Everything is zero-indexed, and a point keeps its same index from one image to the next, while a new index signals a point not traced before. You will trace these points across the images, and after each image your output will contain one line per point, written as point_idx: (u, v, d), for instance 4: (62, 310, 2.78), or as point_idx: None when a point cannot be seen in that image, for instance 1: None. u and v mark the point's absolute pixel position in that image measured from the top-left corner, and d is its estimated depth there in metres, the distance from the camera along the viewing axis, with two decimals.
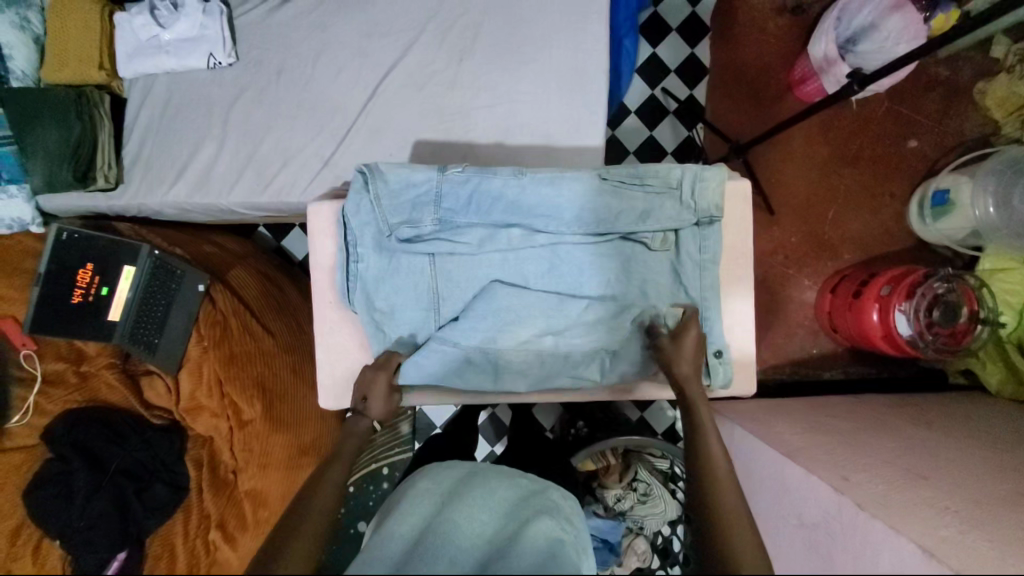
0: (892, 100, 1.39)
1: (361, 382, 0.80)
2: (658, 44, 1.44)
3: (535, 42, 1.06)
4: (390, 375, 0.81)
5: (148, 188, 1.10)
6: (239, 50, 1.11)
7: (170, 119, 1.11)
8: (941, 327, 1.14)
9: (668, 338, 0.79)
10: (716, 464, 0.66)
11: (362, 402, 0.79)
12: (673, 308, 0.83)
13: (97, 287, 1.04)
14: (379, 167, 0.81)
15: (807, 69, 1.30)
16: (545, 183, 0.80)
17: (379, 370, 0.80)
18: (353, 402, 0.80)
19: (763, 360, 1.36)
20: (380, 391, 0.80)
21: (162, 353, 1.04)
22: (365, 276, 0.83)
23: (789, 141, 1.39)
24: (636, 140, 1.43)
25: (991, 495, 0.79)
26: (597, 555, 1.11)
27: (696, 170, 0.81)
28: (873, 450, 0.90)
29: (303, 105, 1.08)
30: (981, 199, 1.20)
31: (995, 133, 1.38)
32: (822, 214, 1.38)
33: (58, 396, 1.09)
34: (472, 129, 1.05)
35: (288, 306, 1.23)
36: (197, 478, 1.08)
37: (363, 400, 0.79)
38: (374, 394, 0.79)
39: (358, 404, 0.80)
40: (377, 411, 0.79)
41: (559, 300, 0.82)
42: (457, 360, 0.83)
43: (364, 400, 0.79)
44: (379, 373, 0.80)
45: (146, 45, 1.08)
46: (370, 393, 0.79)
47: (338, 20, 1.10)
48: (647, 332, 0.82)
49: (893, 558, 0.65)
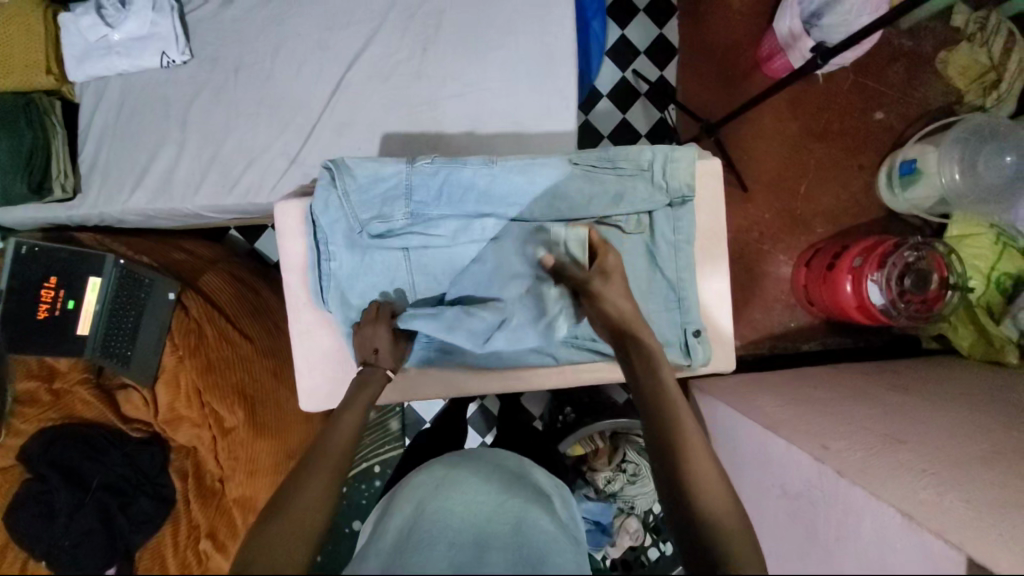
0: (858, 73, 1.41)
1: (364, 335, 0.77)
2: (626, 25, 1.43)
3: (500, 27, 1.05)
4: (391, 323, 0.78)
5: (108, 196, 1.06)
6: (194, 46, 1.07)
7: (127, 123, 1.07)
8: (912, 294, 1.16)
9: (595, 273, 0.74)
10: (695, 453, 0.58)
11: (371, 355, 0.76)
12: (574, 229, 0.78)
13: (63, 300, 1.01)
14: (346, 161, 0.79)
15: (773, 46, 1.30)
16: (516, 170, 0.79)
17: (379, 318, 0.78)
18: (361, 356, 0.76)
19: (744, 336, 1.38)
20: (384, 339, 0.77)
21: (137, 364, 1.01)
22: (339, 275, 0.81)
23: (759, 117, 1.40)
24: (609, 122, 1.43)
25: (967, 452, 0.81)
26: (591, 538, 1.13)
27: (667, 150, 0.80)
28: (852, 418, 0.93)
29: (266, 102, 1.05)
30: (947, 167, 1.22)
31: (958, 101, 1.40)
32: (794, 189, 1.39)
33: (32, 415, 1.05)
34: (442, 119, 1.03)
35: (264, 309, 1.21)
36: (183, 489, 1.06)
37: (370, 352, 0.76)
38: (380, 342, 0.77)
39: (368, 358, 0.76)
40: (388, 358, 0.76)
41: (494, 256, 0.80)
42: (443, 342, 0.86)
43: (375, 352, 0.76)
44: (379, 323, 0.77)
45: (95, 47, 1.04)
46: (377, 345, 0.76)
47: (296, 12, 1.07)
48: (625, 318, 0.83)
49: (875, 523, 0.68)
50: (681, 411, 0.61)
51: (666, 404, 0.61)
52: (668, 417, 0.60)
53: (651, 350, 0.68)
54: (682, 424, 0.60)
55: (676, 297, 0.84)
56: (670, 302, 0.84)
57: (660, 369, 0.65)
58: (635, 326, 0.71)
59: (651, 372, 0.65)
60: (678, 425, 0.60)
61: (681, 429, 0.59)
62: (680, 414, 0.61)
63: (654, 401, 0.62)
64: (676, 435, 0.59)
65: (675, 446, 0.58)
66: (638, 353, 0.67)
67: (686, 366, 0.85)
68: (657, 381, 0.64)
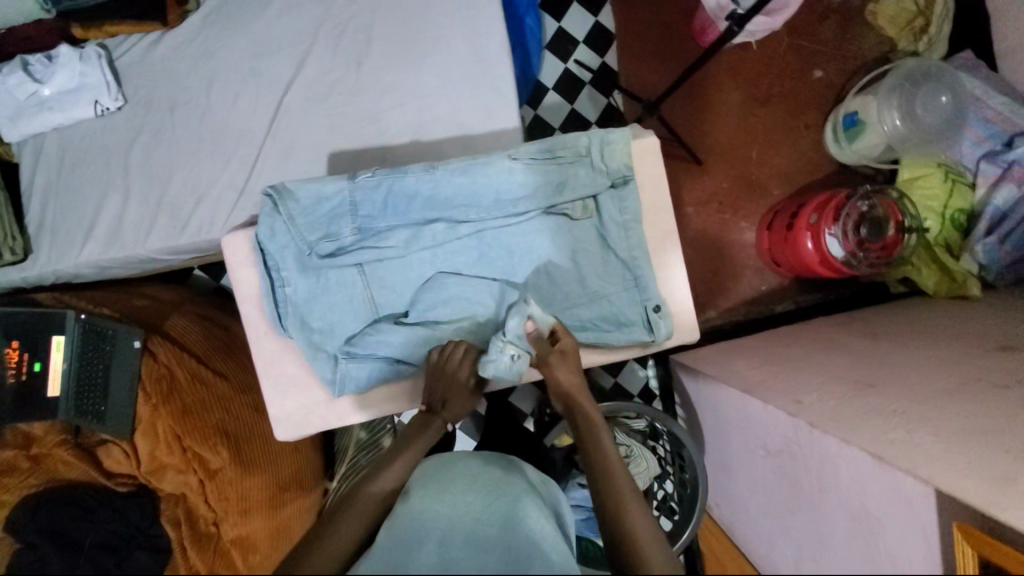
0: (792, 35, 1.43)
1: (435, 383, 0.79)
2: (561, 17, 1.44)
3: (431, 34, 1.05)
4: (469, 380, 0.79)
5: (60, 253, 1.05)
6: (127, 91, 1.07)
7: (70, 177, 1.06)
8: (870, 243, 1.18)
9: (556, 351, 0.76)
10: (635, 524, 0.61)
11: (439, 401, 0.79)
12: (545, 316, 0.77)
13: (29, 363, 1.00)
14: (287, 185, 0.79)
15: (704, 19, 1.32)
16: (458, 173, 0.80)
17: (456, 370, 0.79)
18: (430, 398, 0.80)
19: (719, 305, 1.39)
20: (458, 393, 0.79)
21: (112, 419, 0.99)
22: (295, 300, 0.81)
23: (703, 91, 1.42)
24: (558, 115, 1.44)
25: (935, 386, 0.83)
26: (589, 523, 1.11)
27: (601, 134, 0.82)
28: (823, 369, 0.94)
29: (207, 138, 1.05)
30: (888, 114, 1.24)
31: (891, 49, 1.43)
32: (747, 155, 1.41)
33: (14, 483, 1.03)
34: (385, 132, 1.03)
35: (236, 346, 1.20)
36: (178, 537, 1.02)
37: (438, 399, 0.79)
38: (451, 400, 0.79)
39: (437, 403, 0.79)
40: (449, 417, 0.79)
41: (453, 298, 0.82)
42: (387, 365, 0.84)
43: (444, 402, 0.79)
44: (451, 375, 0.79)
45: (26, 104, 1.03)
46: (448, 397, 0.79)
47: (225, 44, 1.06)
48: (583, 306, 0.85)
49: (851, 468, 0.69)
50: (620, 485, 0.65)
51: (606, 469, 0.67)
52: (609, 481, 0.65)
53: (597, 427, 0.72)
54: (623, 496, 0.64)
55: (633, 276, 0.85)
56: (628, 281, 0.85)
57: (604, 447, 0.69)
58: (578, 399, 0.74)
59: (597, 449, 0.69)
60: (620, 500, 0.63)
61: (622, 502, 0.63)
62: (621, 490, 0.64)
63: (598, 479, 0.66)
64: (617, 511, 0.62)
65: (619, 523, 0.61)
66: (586, 433, 0.71)
67: (651, 342, 0.86)
68: (601, 460, 0.68)
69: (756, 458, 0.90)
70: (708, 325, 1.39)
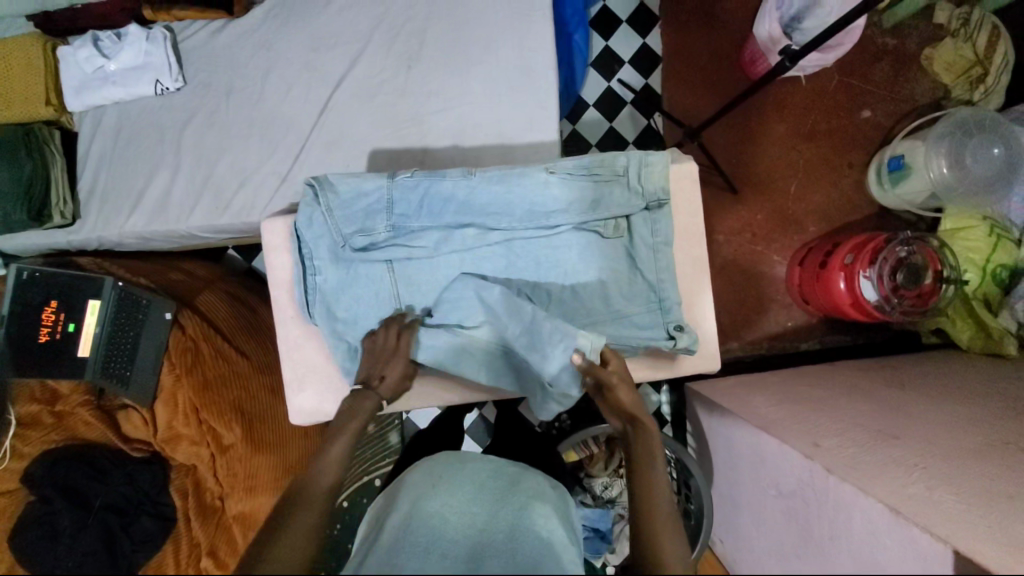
0: (842, 73, 1.41)
1: (376, 358, 0.80)
2: (609, 36, 1.45)
3: (482, 42, 1.07)
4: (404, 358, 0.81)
5: (106, 221, 1.09)
6: (187, 74, 1.11)
7: (124, 149, 1.10)
8: (906, 290, 1.15)
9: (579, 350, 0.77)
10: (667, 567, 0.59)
11: (376, 378, 0.79)
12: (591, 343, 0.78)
13: (64, 323, 1.02)
14: (328, 178, 0.83)
15: (755, 49, 1.32)
16: (494, 181, 0.82)
17: (397, 349, 0.81)
18: (368, 374, 0.79)
19: (742, 337, 1.37)
20: (395, 369, 0.80)
21: (135, 385, 1.02)
22: (324, 288, 0.85)
23: (746, 121, 1.40)
24: (596, 131, 1.45)
25: (957, 448, 0.82)
26: (589, 544, 1.10)
27: (641, 155, 0.84)
28: (845, 415, 0.92)
29: (256, 124, 1.08)
30: (934, 161, 1.21)
31: (944, 95, 1.41)
32: (785, 190, 1.40)
33: (35, 437, 1.06)
34: (427, 134, 1.05)
35: (260, 326, 1.23)
36: (183, 507, 1.05)
37: (376, 376, 0.79)
38: (388, 370, 0.80)
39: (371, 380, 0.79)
40: (387, 390, 0.80)
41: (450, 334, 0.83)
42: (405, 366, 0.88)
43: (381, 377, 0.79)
44: (396, 352, 0.81)
45: (92, 77, 1.08)
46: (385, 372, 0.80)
47: (284, 37, 1.10)
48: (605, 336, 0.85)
49: (863, 519, 0.68)
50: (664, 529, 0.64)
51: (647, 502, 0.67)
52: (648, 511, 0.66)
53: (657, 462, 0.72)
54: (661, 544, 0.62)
55: (657, 299, 0.86)
56: (652, 304, 0.86)
57: (655, 477, 0.70)
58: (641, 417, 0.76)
59: (648, 482, 0.69)
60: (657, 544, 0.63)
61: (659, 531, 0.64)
62: (660, 539, 0.63)
63: (643, 526, 0.65)
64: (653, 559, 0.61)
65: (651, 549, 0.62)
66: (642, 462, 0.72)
67: (670, 348, 0.85)
68: (649, 511, 0.66)
69: (767, 500, 0.87)
70: (729, 356, 1.37)
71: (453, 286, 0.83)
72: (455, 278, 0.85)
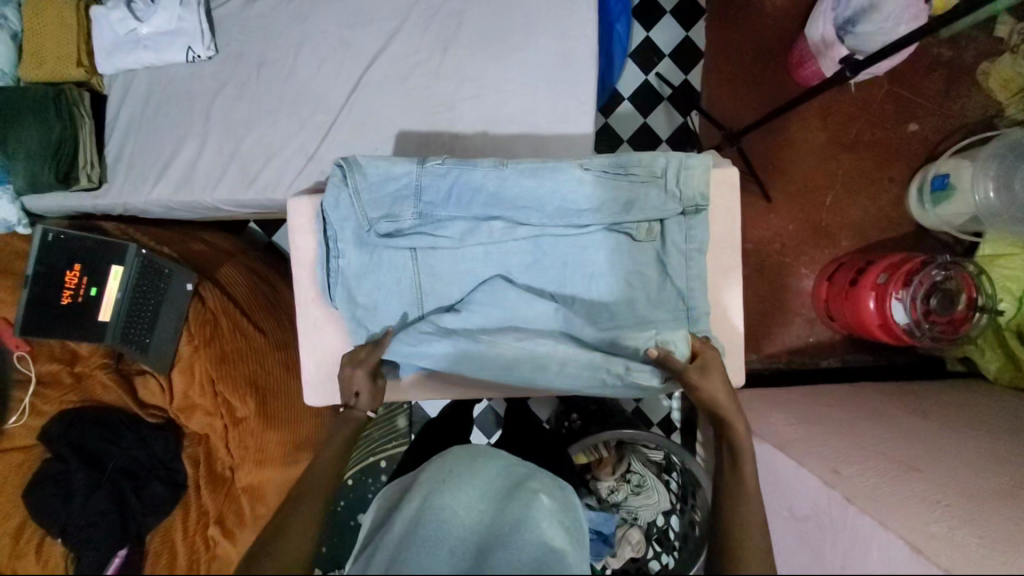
0: (893, 82, 1.36)
1: (343, 379, 0.82)
2: (651, 27, 1.40)
3: (521, 29, 1.04)
4: (366, 366, 0.82)
5: (132, 187, 1.09)
6: (219, 42, 1.09)
7: (152, 116, 1.09)
8: (937, 316, 1.12)
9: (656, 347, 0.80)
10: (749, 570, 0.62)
11: (351, 398, 0.82)
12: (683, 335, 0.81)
13: (86, 287, 1.02)
14: (357, 159, 0.81)
15: (804, 51, 1.26)
16: (527, 174, 0.80)
17: (361, 362, 0.81)
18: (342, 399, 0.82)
19: (761, 349, 1.35)
20: (364, 382, 0.82)
21: (154, 352, 1.03)
22: (347, 272, 0.84)
23: (785, 126, 1.36)
24: (630, 125, 1.40)
25: (979, 487, 0.80)
26: (591, 547, 1.08)
27: (681, 159, 0.81)
28: (865, 441, 0.91)
29: (287, 98, 1.06)
30: (982, 183, 1.16)
31: (997, 114, 1.34)
32: (820, 200, 1.35)
33: (53, 397, 1.07)
34: (458, 120, 1.03)
35: (278, 300, 1.23)
36: (194, 475, 1.06)
37: (351, 396, 0.82)
38: (359, 386, 0.82)
39: (348, 400, 0.82)
40: (367, 402, 0.83)
41: (468, 355, 0.82)
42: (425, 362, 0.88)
43: (354, 395, 0.82)
44: (357, 367, 0.81)
45: (124, 40, 1.06)
46: (355, 388, 0.81)
47: (320, 10, 1.07)
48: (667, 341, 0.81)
49: (882, 554, 0.65)
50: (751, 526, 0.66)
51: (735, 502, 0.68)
52: (737, 511, 0.68)
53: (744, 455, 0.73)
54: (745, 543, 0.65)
55: (685, 306, 0.84)
56: (680, 311, 0.84)
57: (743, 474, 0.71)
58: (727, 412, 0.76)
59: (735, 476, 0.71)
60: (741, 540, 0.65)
61: (744, 527, 0.66)
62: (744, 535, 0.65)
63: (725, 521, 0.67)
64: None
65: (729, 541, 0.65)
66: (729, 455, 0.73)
67: None
68: (737, 508, 0.68)
69: None
70: (746, 367, 1.34)
71: (486, 287, 0.83)
72: (490, 278, 0.84)
